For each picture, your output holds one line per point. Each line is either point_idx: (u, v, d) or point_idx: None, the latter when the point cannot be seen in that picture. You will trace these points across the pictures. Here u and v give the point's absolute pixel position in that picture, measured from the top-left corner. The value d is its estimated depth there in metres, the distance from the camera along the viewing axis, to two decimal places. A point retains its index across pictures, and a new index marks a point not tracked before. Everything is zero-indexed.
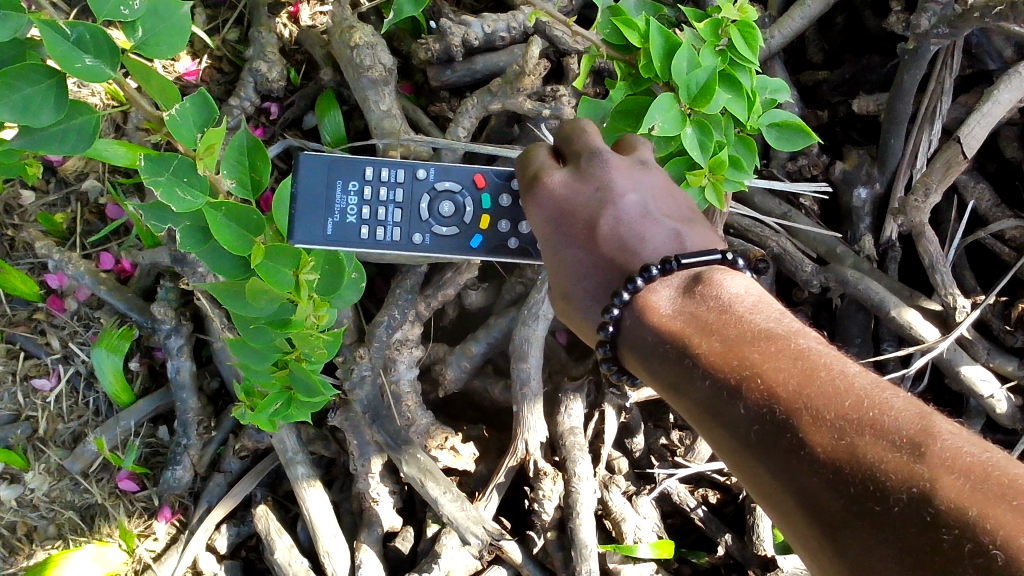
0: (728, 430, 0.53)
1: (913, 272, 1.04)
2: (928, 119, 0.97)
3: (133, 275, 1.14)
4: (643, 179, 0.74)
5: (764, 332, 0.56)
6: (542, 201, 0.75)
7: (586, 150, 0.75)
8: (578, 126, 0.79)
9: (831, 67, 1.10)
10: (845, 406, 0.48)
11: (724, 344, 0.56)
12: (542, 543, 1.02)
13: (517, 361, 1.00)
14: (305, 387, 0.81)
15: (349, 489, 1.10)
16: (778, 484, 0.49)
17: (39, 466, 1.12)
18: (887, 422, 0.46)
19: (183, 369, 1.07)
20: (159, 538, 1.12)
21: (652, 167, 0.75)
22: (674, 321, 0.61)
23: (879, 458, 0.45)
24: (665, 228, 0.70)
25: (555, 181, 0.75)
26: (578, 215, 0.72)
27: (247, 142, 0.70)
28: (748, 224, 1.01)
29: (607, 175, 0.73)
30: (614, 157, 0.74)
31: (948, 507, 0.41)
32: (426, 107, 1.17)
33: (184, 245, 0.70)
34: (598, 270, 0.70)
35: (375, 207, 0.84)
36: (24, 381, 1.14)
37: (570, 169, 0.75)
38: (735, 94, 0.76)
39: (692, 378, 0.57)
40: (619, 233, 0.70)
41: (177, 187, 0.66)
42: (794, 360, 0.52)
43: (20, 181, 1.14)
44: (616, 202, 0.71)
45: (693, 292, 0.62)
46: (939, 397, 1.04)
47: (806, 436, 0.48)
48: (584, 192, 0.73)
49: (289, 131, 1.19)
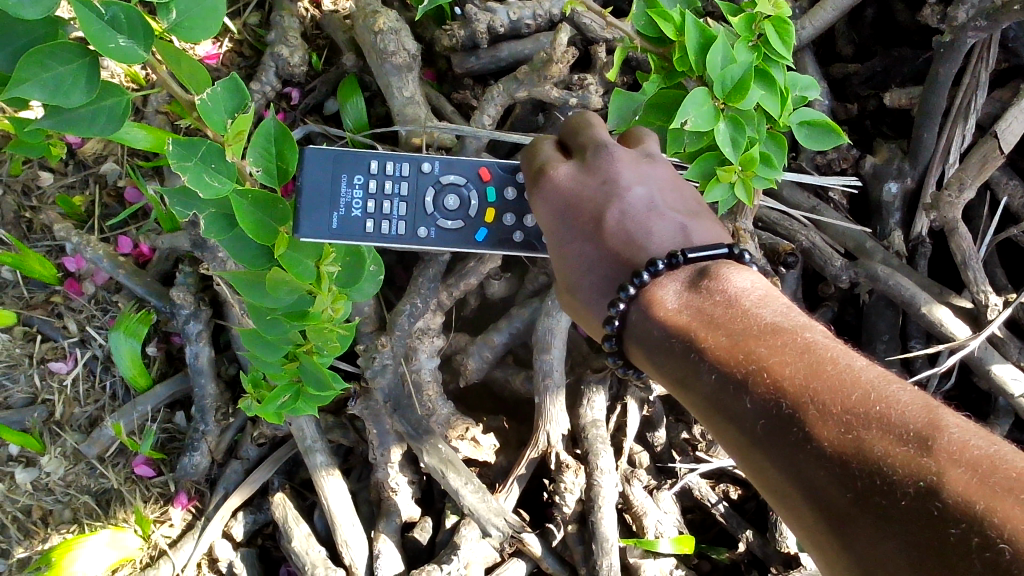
0: (735, 425, 0.53)
1: (943, 268, 1.03)
2: (962, 114, 0.96)
3: (152, 260, 1.13)
4: (651, 172, 0.73)
5: (771, 327, 0.57)
6: (548, 196, 0.74)
7: (593, 143, 0.74)
8: (584, 121, 0.78)
9: (861, 60, 1.08)
10: (852, 400, 0.49)
11: (730, 339, 0.57)
12: (561, 535, 1.01)
13: (540, 352, 0.99)
14: (315, 380, 0.79)
15: (367, 478, 1.10)
16: (784, 479, 0.49)
17: (55, 449, 1.12)
18: (894, 417, 0.47)
19: (202, 354, 1.07)
20: (174, 525, 1.11)
21: (659, 160, 0.74)
22: (680, 316, 0.62)
23: (886, 453, 0.45)
24: (671, 222, 0.70)
25: (561, 175, 0.74)
26: (585, 207, 0.71)
27: (274, 129, 0.69)
28: (776, 217, 0.99)
29: (614, 168, 0.72)
30: (620, 150, 0.73)
31: (955, 500, 0.41)
32: (449, 94, 1.16)
33: (210, 233, 0.69)
34: (603, 264, 0.70)
35: (380, 201, 0.82)
36: (41, 364, 1.13)
37: (576, 163, 0.74)
38: (769, 89, 0.74)
39: (698, 372, 0.57)
40: (624, 226, 0.70)
41: (204, 173, 0.64)
42: (800, 354, 0.53)
43: (40, 163, 1.14)
44: (623, 194, 0.71)
45: (700, 288, 0.63)
46: (966, 396, 1.03)
47: (812, 430, 0.48)
48: (591, 185, 0.72)
49: (310, 117, 1.18)
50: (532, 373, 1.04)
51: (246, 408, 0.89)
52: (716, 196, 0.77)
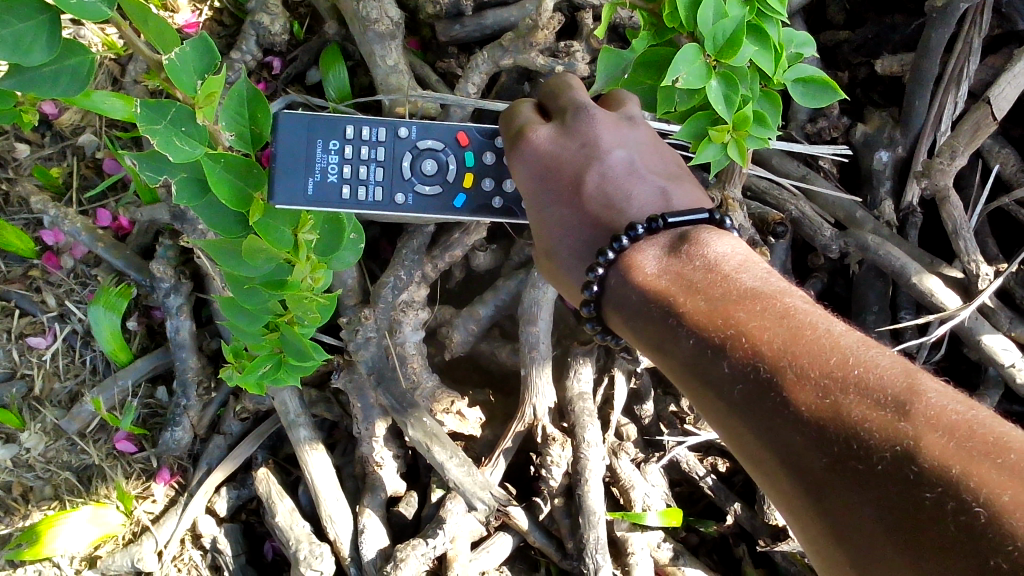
0: (713, 390, 0.54)
1: (933, 238, 1.02)
2: (955, 81, 0.94)
3: (131, 233, 1.11)
4: (631, 135, 0.74)
5: (750, 292, 0.57)
6: (526, 156, 0.73)
7: (573, 105, 0.75)
8: (563, 83, 0.78)
9: (852, 27, 1.06)
10: (830, 363, 0.49)
11: (709, 304, 0.58)
12: (548, 509, 0.99)
13: (526, 324, 0.97)
14: (296, 350, 0.78)
15: (351, 453, 1.08)
16: (761, 443, 0.50)
17: (35, 425, 1.10)
18: (872, 381, 0.48)
19: (183, 328, 1.05)
20: (157, 500, 1.10)
21: (639, 123, 0.75)
22: (659, 281, 0.62)
23: (863, 417, 0.46)
24: (651, 185, 0.71)
25: (541, 136, 0.73)
26: (564, 170, 0.72)
27: (247, 92, 0.67)
28: (766, 185, 0.98)
29: (593, 130, 0.73)
30: (600, 112, 0.74)
31: (932, 464, 0.42)
32: (434, 63, 1.14)
33: (181, 200, 0.67)
34: (583, 228, 0.71)
35: (356, 166, 0.80)
36: (19, 340, 1.11)
37: (555, 125, 0.74)
38: (763, 46, 0.70)
39: (677, 338, 0.58)
40: (604, 189, 0.71)
41: (174, 136, 0.62)
42: (778, 320, 0.54)
43: (15, 134, 1.11)
44: (602, 158, 0.71)
45: (680, 253, 0.64)
46: (956, 366, 1.02)
47: (790, 394, 0.49)
48: (570, 148, 0.72)
49: (292, 86, 1.16)
50: (518, 346, 1.03)
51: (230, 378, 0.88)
52: (708, 157, 0.75)
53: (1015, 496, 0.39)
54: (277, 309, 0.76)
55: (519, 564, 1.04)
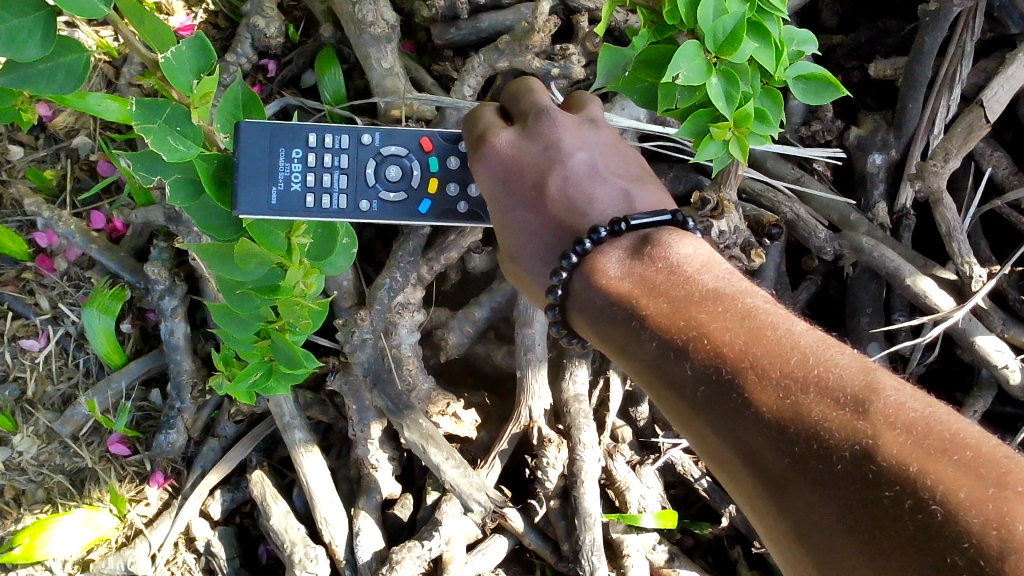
0: (676, 391, 0.56)
1: (926, 240, 1.02)
2: (948, 84, 0.95)
3: (125, 235, 1.11)
4: (593, 137, 0.76)
5: (712, 292, 0.59)
6: (489, 161, 0.75)
7: (535, 108, 0.76)
8: (524, 85, 0.79)
9: (846, 31, 1.07)
10: (790, 363, 0.51)
11: (672, 306, 0.59)
12: (544, 511, 1.00)
13: (522, 325, 0.97)
14: (286, 357, 0.77)
15: (346, 455, 1.08)
16: (723, 443, 0.52)
17: (28, 428, 1.10)
18: (831, 379, 0.49)
19: (177, 330, 1.05)
20: (151, 503, 1.10)
21: (601, 125, 0.77)
22: (623, 283, 0.63)
23: (823, 417, 0.47)
24: (613, 187, 0.73)
25: (503, 141, 0.75)
26: (526, 173, 0.73)
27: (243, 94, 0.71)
28: (761, 188, 0.98)
29: (556, 134, 0.74)
30: (562, 115, 0.76)
31: (890, 463, 0.43)
32: (429, 66, 1.14)
33: (176, 201, 0.67)
34: (546, 231, 0.72)
35: (320, 174, 0.79)
36: (12, 342, 1.11)
37: (517, 129, 0.76)
38: (764, 43, 0.70)
39: (641, 340, 0.59)
40: (567, 192, 0.72)
41: (168, 136, 0.61)
42: (739, 320, 0.55)
43: (10, 136, 1.11)
44: (565, 161, 0.73)
45: (643, 255, 0.65)
46: (949, 367, 1.03)
47: (751, 395, 0.50)
48: (532, 151, 0.74)
49: (287, 89, 1.16)
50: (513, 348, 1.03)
51: (219, 386, 0.87)
52: (710, 154, 0.76)
53: (969, 493, 0.41)
54: (269, 316, 0.77)
55: (514, 566, 1.04)
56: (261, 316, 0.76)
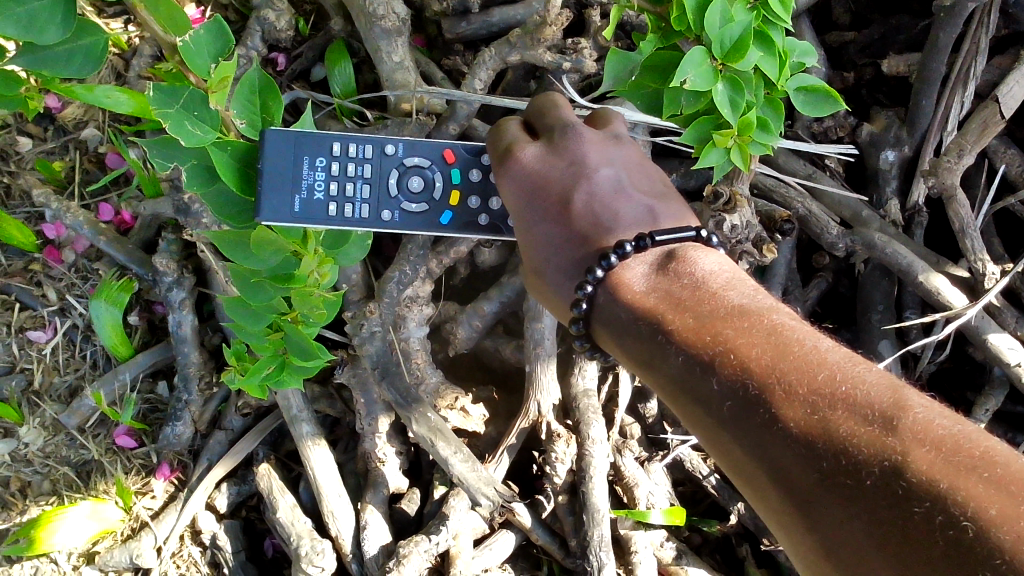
0: (703, 406, 0.55)
1: (939, 237, 1.02)
2: (961, 82, 0.95)
3: (134, 227, 1.10)
4: (616, 153, 0.76)
5: (738, 308, 0.59)
6: (514, 175, 0.74)
7: (560, 123, 0.76)
8: (549, 101, 0.79)
9: (858, 28, 1.06)
10: (818, 379, 0.51)
11: (697, 321, 0.59)
12: (552, 507, 0.99)
13: (531, 320, 0.97)
14: (300, 349, 0.75)
15: (354, 449, 1.08)
16: (750, 458, 0.51)
17: (34, 420, 1.09)
18: (859, 396, 0.49)
19: (184, 322, 1.04)
20: (157, 496, 1.09)
21: (625, 140, 0.78)
22: (648, 299, 0.64)
23: (851, 433, 0.47)
24: (639, 205, 0.72)
25: (528, 155, 0.74)
26: (552, 187, 0.73)
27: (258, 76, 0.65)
28: (773, 183, 0.98)
29: (581, 149, 0.74)
30: (587, 131, 0.76)
31: (920, 479, 0.43)
32: (439, 61, 1.14)
33: (192, 186, 0.65)
34: (571, 246, 0.71)
35: (343, 184, 0.78)
36: (19, 333, 1.11)
37: (543, 143, 0.75)
38: (769, 52, 0.69)
39: (666, 355, 0.59)
40: (592, 208, 0.72)
41: (185, 120, 0.61)
42: (765, 336, 0.55)
43: (18, 128, 1.11)
44: (590, 175, 0.73)
45: (668, 271, 0.65)
46: (960, 366, 1.02)
47: (779, 410, 0.50)
48: (558, 166, 0.73)
49: (297, 83, 1.16)
50: (522, 343, 1.03)
51: (229, 382, 0.87)
52: (711, 161, 0.74)
53: (1001, 511, 0.40)
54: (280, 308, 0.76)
55: (521, 562, 1.04)
56: (271, 307, 0.75)
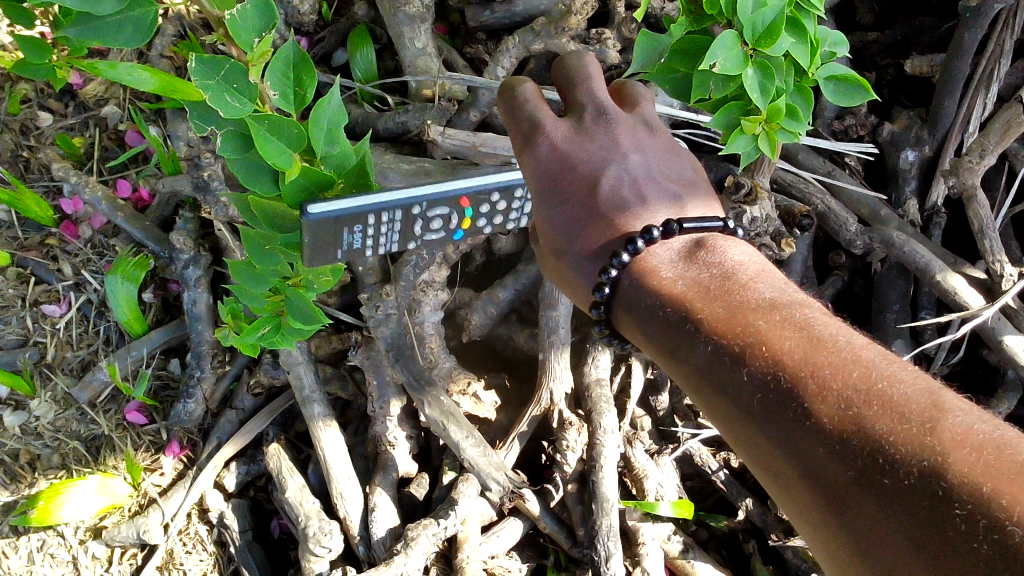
0: (731, 398, 0.54)
1: (957, 238, 1.03)
2: (985, 83, 0.95)
3: (151, 204, 1.10)
4: (647, 141, 0.71)
5: (771, 303, 0.58)
6: (540, 154, 0.68)
7: (592, 103, 0.70)
8: (580, 66, 0.71)
9: (881, 29, 1.06)
10: (854, 375, 0.49)
11: (728, 313, 0.58)
12: (560, 496, 0.99)
13: (547, 309, 0.97)
14: (302, 314, 0.74)
15: (364, 432, 1.08)
16: (781, 452, 0.49)
17: (46, 394, 1.10)
18: (897, 394, 0.47)
19: (199, 300, 1.04)
20: (165, 473, 1.10)
21: (656, 129, 0.73)
22: (675, 287, 0.62)
23: (888, 429, 0.45)
24: (668, 192, 0.70)
25: (559, 133, 0.68)
26: (577, 171, 0.68)
27: (294, 54, 0.62)
28: (792, 179, 0.98)
29: (612, 135, 0.70)
30: (619, 117, 0.71)
31: (961, 482, 0.41)
32: (461, 49, 1.14)
33: (223, 151, 0.63)
34: (593, 230, 0.68)
35: None
36: (34, 307, 1.11)
37: (571, 121, 0.69)
38: (799, 40, 0.69)
39: (694, 346, 0.58)
40: (619, 193, 0.68)
41: (224, 93, 0.59)
42: (800, 330, 0.54)
43: (40, 103, 1.12)
44: (620, 161, 0.69)
45: (697, 262, 0.64)
46: (974, 368, 1.03)
47: (812, 404, 0.48)
48: (587, 149, 0.68)
49: (318, 66, 1.15)
50: (536, 332, 1.03)
51: (224, 338, 0.86)
52: (738, 146, 0.75)
53: None
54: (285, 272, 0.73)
55: (528, 550, 1.04)
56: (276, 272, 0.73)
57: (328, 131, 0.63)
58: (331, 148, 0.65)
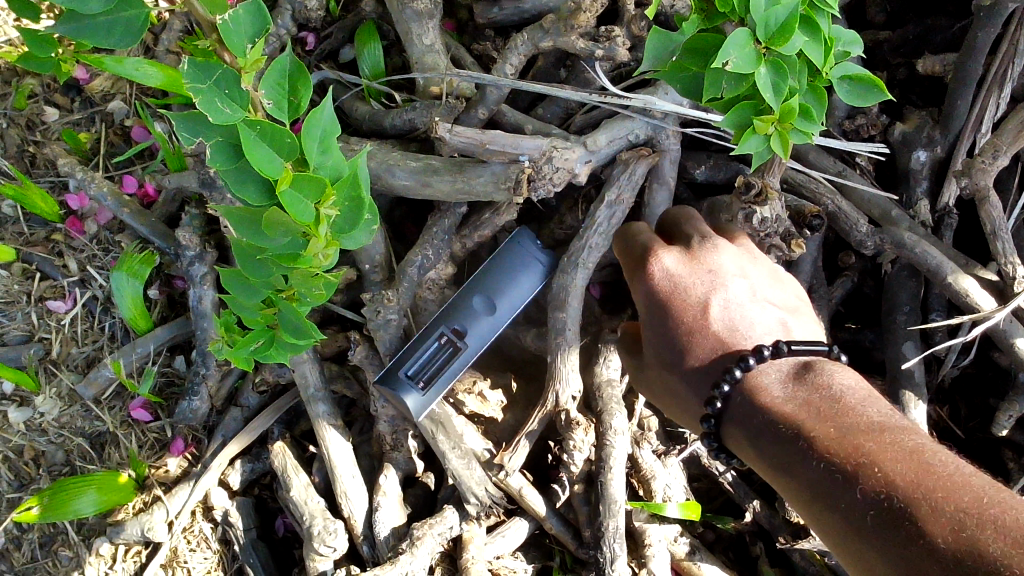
0: (846, 513, 0.59)
1: (968, 239, 1.02)
2: (999, 81, 0.94)
3: (157, 200, 1.10)
4: (752, 266, 0.81)
5: (880, 426, 0.63)
6: (646, 282, 0.79)
7: (699, 234, 0.81)
8: (682, 215, 0.85)
9: (893, 28, 1.06)
10: (964, 499, 0.53)
11: (840, 433, 0.63)
12: (567, 497, 0.97)
13: (555, 309, 0.96)
14: (293, 327, 0.76)
15: (369, 431, 1.08)
16: (893, 567, 0.54)
17: (51, 390, 1.09)
18: (1007, 520, 0.50)
19: (205, 297, 1.03)
20: (170, 472, 1.09)
21: (760, 258, 0.82)
22: (786, 406, 0.68)
23: (1001, 552, 0.48)
24: (772, 314, 0.78)
25: (663, 269, 0.78)
26: (688, 297, 0.77)
27: (290, 66, 0.61)
28: (803, 179, 0.97)
29: (717, 258, 0.79)
30: (725, 244, 0.81)
31: None
32: (469, 46, 1.14)
33: (213, 163, 0.60)
34: (707, 351, 0.75)
35: None
36: (39, 302, 1.10)
37: (681, 251, 0.80)
38: (813, 38, 0.68)
39: (809, 463, 0.63)
40: (728, 314, 0.77)
41: (216, 99, 0.58)
42: (910, 453, 0.59)
43: (46, 98, 1.11)
44: (724, 286, 0.77)
45: (807, 384, 0.69)
46: (984, 370, 1.03)
47: (925, 525, 0.53)
48: (699, 274, 0.78)
49: (325, 62, 1.15)
50: (543, 331, 1.03)
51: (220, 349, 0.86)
52: (751, 147, 0.74)
53: None
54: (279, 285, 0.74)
55: (533, 550, 1.04)
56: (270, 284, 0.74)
57: (322, 143, 0.62)
58: (325, 159, 0.63)
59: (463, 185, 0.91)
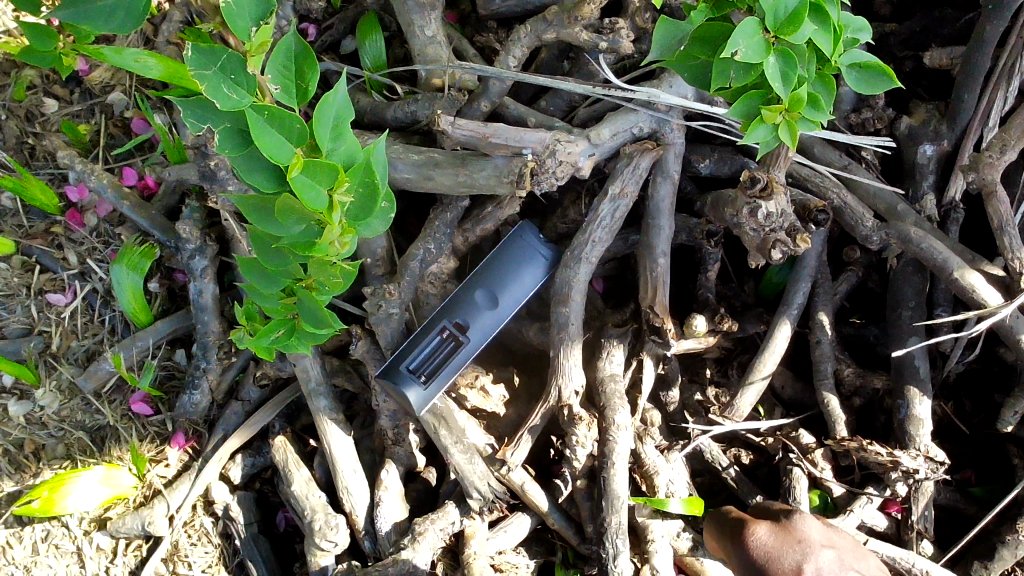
0: None
1: (974, 234, 1.01)
2: (1006, 75, 0.93)
3: (157, 193, 1.09)
4: (839, 539, 0.87)
5: None
6: (744, 550, 0.86)
7: (790, 514, 0.89)
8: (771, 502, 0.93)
9: (899, 20, 1.05)
10: None
11: None
12: (570, 492, 0.98)
13: (558, 304, 0.95)
14: (312, 317, 0.74)
15: (371, 425, 1.07)
16: None
17: (50, 383, 1.09)
18: None
19: (206, 291, 1.02)
20: (171, 464, 1.10)
21: (844, 531, 0.89)
22: None
23: None
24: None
25: (759, 539, 0.86)
26: (780, 561, 0.83)
27: (295, 46, 0.61)
28: (809, 172, 0.96)
29: (808, 533, 0.85)
30: (817, 525, 0.87)
31: None
32: (472, 37, 1.13)
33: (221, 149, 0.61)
34: None
35: None
36: (39, 295, 1.10)
37: (773, 527, 0.87)
38: (823, 26, 0.67)
39: None
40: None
41: (223, 84, 0.57)
42: None
43: (45, 89, 1.10)
44: (815, 554, 0.83)
45: None
46: (989, 367, 1.03)
47: None
48: (790, 546, 0.84)
49: (326, 54, 1.14)
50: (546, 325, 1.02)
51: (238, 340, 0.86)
52: (758, 137, 0.73)
53: None
54: (297, 274, 0.74)
55: (535, 546, 1.03)
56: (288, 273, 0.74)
57: (333, 129, 0.61)
58: (339, 146, 0.62)
59: (465, 178, 0.90)
